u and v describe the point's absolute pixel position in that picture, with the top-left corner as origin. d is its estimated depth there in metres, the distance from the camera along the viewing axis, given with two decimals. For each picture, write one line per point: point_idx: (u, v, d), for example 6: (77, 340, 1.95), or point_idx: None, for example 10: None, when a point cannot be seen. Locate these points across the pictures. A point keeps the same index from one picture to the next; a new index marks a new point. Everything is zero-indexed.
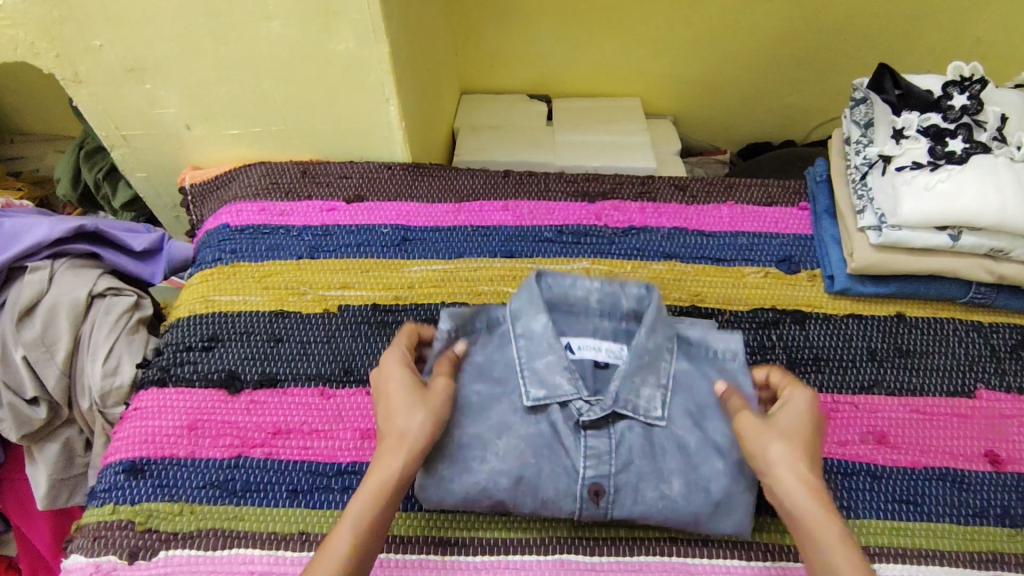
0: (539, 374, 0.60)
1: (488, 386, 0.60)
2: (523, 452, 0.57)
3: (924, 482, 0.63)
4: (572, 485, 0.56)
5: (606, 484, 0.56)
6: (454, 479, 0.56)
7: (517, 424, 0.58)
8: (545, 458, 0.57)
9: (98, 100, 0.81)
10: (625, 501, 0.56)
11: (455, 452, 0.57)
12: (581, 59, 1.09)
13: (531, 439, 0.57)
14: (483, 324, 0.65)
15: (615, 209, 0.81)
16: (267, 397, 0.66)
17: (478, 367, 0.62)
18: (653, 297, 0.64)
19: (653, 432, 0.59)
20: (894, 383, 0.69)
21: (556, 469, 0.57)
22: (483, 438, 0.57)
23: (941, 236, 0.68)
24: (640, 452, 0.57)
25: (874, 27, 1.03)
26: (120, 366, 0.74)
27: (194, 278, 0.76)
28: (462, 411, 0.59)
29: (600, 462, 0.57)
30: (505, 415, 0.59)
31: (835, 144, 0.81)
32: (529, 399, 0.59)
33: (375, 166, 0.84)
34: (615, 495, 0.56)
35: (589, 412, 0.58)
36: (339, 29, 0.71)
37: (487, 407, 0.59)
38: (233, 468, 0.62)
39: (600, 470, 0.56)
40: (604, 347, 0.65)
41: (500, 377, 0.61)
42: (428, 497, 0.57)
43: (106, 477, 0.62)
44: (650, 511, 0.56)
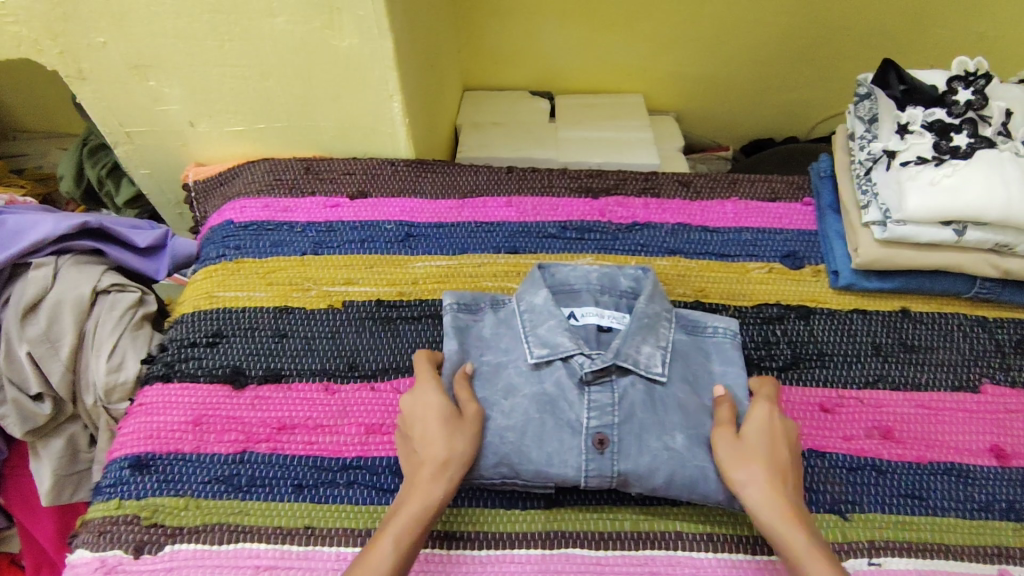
0: (542, 337, 0.61)
1: (496, 356, 0.62)
2: (526, 409, 0.58)
3: (928, 476, 0.63)
4: (575, 437, 0.57)
5: (610, 434, 0.56)
6: None
7: (521, 384, 0.60)
8: (548, 414, 0.58)
9: (102, 96, 0.81)
10: (628, 451, 0.56)
11: None
12: (583, 55, 1.09)
13: (534, 397, 0.59)
14: (489, 301, 0.67)
15: (618, 204, 0.81)
16: (272, 393, 0.66)
17: (484, 339, 0.64)
18: (648, 278, 0.66)
19: (653, 387, 0.59)
20: (899, 379, 0.69)
21: (559, 424, 0.57)
22: (489, 399, 0.59)
23: (946, 231, 0.68)
24: (643, 406, 0.58)
25: (876, 23, 1.03)
26: (124, 362, 0.74)
27: (198, 274, 0.76)
28: (472, 378, 0.61)
29: (603, 413, 0.58)
30: (510, 378, 0.60)
31: (840, 140, 0.81)
32: (532, 357, 0.61)
33: (378, 162, 0.84)
34: (620, 446, 0.56)
35: (591, 365, 0.59)
36: (343, 25, 0.71)
37: (493, 371, 0.61)
38: (238, 463, 0.62)
39: (604, 421, 0.57)
40: (607, 313, 0.66)
41: (506, 347, 0.63)
42: None
43: (111, 473, 0.62)
44: (656, 463, 0.55)
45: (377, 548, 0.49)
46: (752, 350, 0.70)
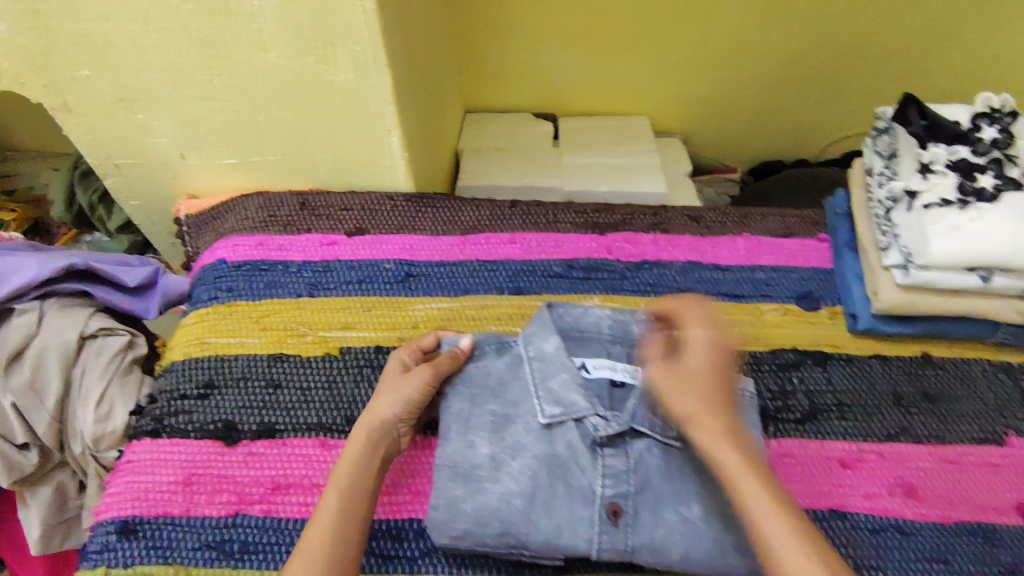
0: (554, 393, 0.58)
1: (502, 406, 0.60)
2: (536, 474, 0.55)
3: (955, 538, 0.60)
4: (586, 507, 0.53)
5: (624, 505, 0.54)
6: (466, 500, 0.54)
7: (530, 444, 0.57)
8: (558, 480, 0.55)
9: (89, 129, 0.78)
10: (643, 524, 0.53)
11: (469, 471, 0.56)
12: (589, 76, 1.05)
13: (544, 460, 0.55)
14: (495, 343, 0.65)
15: (626, 241, 0.78)
16: (266, 449, 0.63)
17: (491, 388, 0.61)
18: (665, 326, 0.64)
19: (671, 452, 0.56)
20: (922, 431, 0.66)
21: (570, 491, 0.54)
22: (498, 460, 0.56)
23: (972, 277, 0.64)
24: (659, 473, 0.55)
25: (890, 45, 1.00)
26: (113, 410, 0.71)
27: (189, 318, 0.73)
28: (480, 430, 0.58)
29: (618, 481, 0.54)
30: (518, 436, 0.57)
31: (856, 175, 0.78)
32: (543, 416, 0.57)
33: (376, 197, 0.81)
34: (635, 518, 0.53)
35: (606, 428, 0.56)
36: (338, 59, 0.68)
37: (501, 426, 0.58)
38: (231, 527, 0.59)
39: (618, 490, 0.54)
40: (620, 366, 0.62)
41: (513, 398, 0.60)
42: (438, 520, 0.54)
43: (98, 537, 0.59)
44: (671, 537, 0.52)
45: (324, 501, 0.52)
46: (768, 401, 0.67)
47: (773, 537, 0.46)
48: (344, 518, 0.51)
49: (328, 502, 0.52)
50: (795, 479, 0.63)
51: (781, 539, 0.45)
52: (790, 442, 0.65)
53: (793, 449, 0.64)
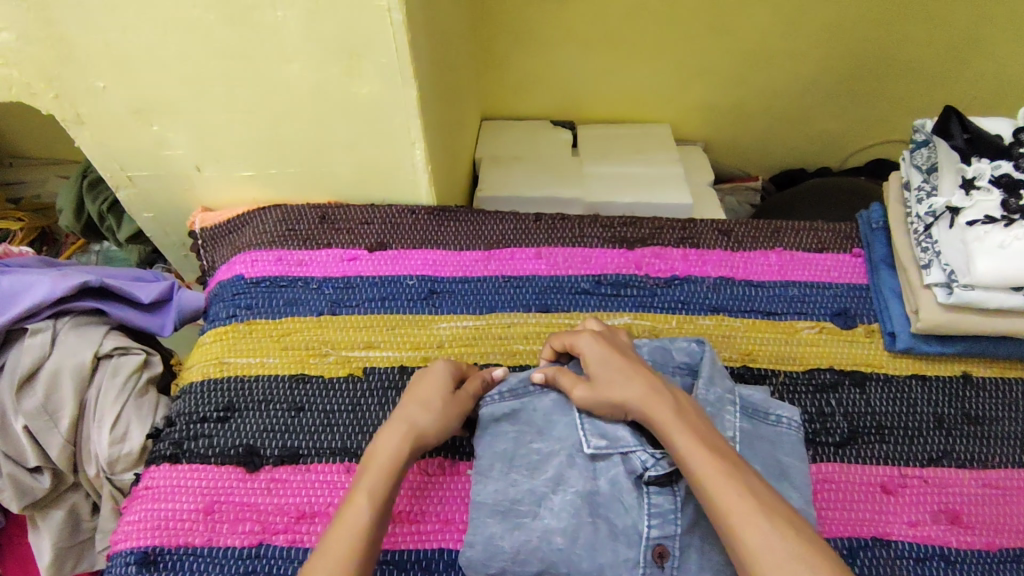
0: (598, 425, 0.56)
1: (546, 442, 0.57)
2: (577, 511, 0.53)
3: (1001, 567, 0.59)
4: (630, 548, 0.51)
5: (670, 546, 0.51)
6: (504, 537, 0.52)
7: (572, 479, 0.55)
8: (600, 519, 0.53)
9: (103, 141, 0.75)
10: (689, 566, 0.51)
11: (507, 508, 0.53)
12: (609, 84, 1.03)
13: (585, 496, 0.53)
14: (507, 389, 0.60)
15: (656, 256, 0.76)
16: (289, 475, 0.61)
17: (535, 424, 0.58)
18: (708, 354, 0.61)
19: None
20: (965, 455, 0.64)
21: (613, 532, 0.52)
22: (537, 494, 0.54)
23: (1017, 296, 0.62)
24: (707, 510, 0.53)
25: (919, 53, 0.98)
26: (128, 433, 0.69)
27: (207, 336, 0.71)
28: (519, 467, 0.56)
29: (664, 522, 0.51)
30: (559, 469, 0.55)
31: (892, 188, 0.76)
32: (588, 447, 0.55)
33: (397, 210, 0.78)
34: (681, 559, 0.51)
35: (656, 468, 0.53)
36: (363, 71, 0.66)
37: (541, 461, 0.56)
38: (255, 558, 0.57)
39: (665, 530, 0.51)
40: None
41: (558, 434, 0.57)
42: (474, 559, 0.52)
43: (116, 568, 0.57)
44: None
45: (355, 506, 0.49)
46: (806, 423, 0.65)
47: (722, 499, 0.45)
48: (373, 526, 0.48)
49: (356, 511, 0.48)
50: (839, 507, 0.60)
51: (728, 497, 0.45)
52: (832, 468, 0.63)
53: (833, 475, 0.62)
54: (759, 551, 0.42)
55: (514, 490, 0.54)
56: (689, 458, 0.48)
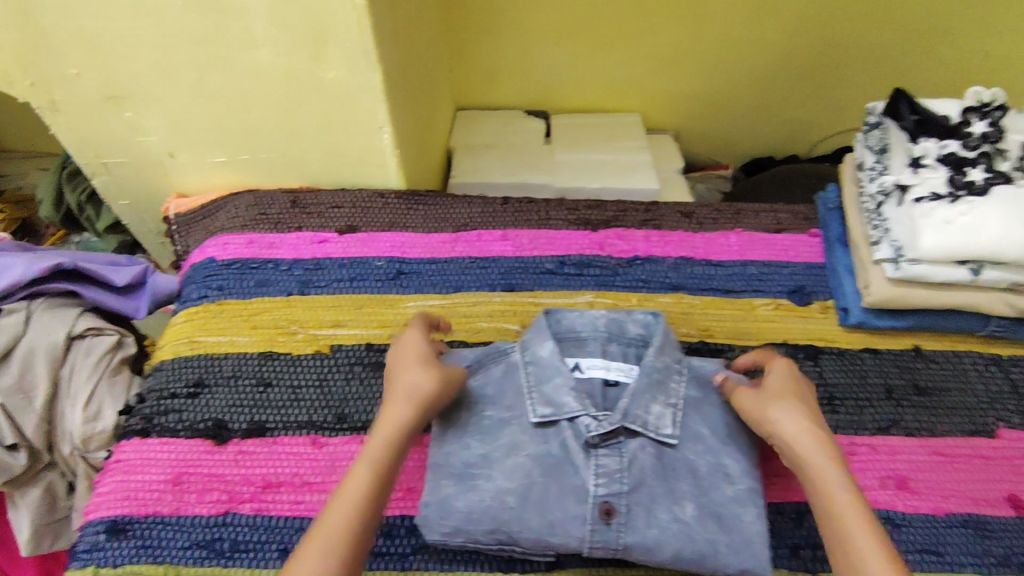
0: (548, 394, 0.59)
1: (498, 408, 0.60)
2: (530, 472, 0.56)
3: (947, 530, 0.60)
4: (580, 505, 0.55)
5: (617, 504, 0.54)
6: (459, 497, 0.55)
7: (525, 443, 0.58)
8: (552, 479, 0.56)
9: (78, 127, 0.77)
10: (637, 524, 0.54)
11: (462, 469, 0.57)
12: (581, 74, 1.05)
13: (538, 459, 0.57)
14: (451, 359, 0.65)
15: (618, 237, 0.78)
16: (256, 447, 0.63)
17: (486, 390, 0.61)
18: (660, 325, 0.64)
19: (664, 451, 0.57)
20: (914, 424, 0.66)
21: (564, 490, 0.55)
22: (491, 458, 0.57)
23: (962, 270, 0.65)
24: (653, 472, 0.56)
25: (881, 41, 1.00)
26: (102, 411, 0.71)
27: (178, 317, 0.72)
28: (474, 431, 0.59)
29: (611, 480, 0.55)
30: (513, 434, 0.58)
31: (847, 170, 0.78)
32: (536, 415, 0.59)
33: (367, 194, 0.80)
34: (628, 518, 0.54)
35: (597, 429, 0.57)
36: (328, 57, 0.67)
37: (496, 426, 0.59)
38: (221, 526, 0.59)
39: (611, 489, 0.55)
40: (614, 366, 0.63)
41: (508, 400, 0.60)
42: (430, 517, 0.55)
43: (86, 537, 0.59)
44: (664, 536, 0.54)
45: (356, 473, 0.51)
46: None
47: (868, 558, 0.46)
48: (373, 494, 0.50)
49: (357, 479, 0.50)
50: (789, 473, 0.62)
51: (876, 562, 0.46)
52: None
53: None
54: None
55: (466, 454, 0.58)
56: (843, 511, 0.49)
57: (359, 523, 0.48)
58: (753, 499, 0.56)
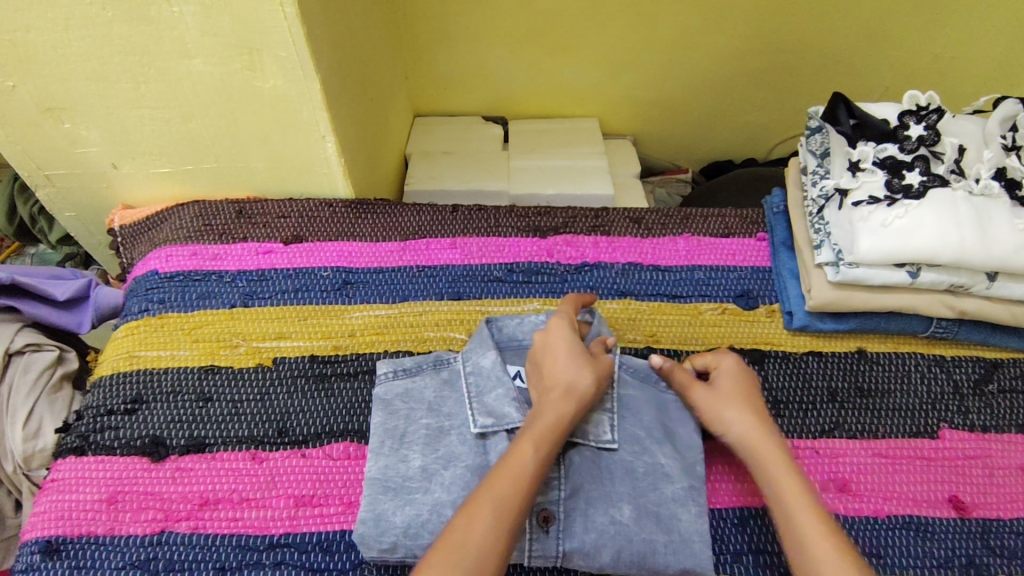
0: (488, 405, 0.60)
1: (436, 420, 0.60)
2: (467, 483, 0.56)
3: (887, 532, 0.61)
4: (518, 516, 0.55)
5: (555, 511, 0.55)
6: (395, 512, 0.55)
7: (463, 454, 0.58)
8: None
9: (16, 140, 0.76)
10: (574, 531, 0.54)
11: (398, 485, 0.57)
12: (537, 80, 1.05)
13: (476, 470, 0.57)
14: (389, 371, 0.64)
15: (567, 243, 0.78)
16: (194, 464, 0.62)
17: (425, 403, 0.62)
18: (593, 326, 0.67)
19: (602, 456, 0.58)
20: (856, 426, 0.66)
21: None
22: (429, 471, 0.57)
23: (900, 273, 0.66)
24: (589, 477, 0.57)
25: (832, 44, 1.01)
26: (42, 428, 0.70)
27: (119, 331, 0.71)
28: (414, 444, 0.59)
29: (549, 489, 0.56)
30: (451, 446, 0.59)
31: (792, 174, 0.79)
32: (475, 426, 0.59)
33: (314, 204, 0.79)
34: (565, 525, 0.54)
35: None
36: (265, 66, 0.67)
37: (435, 437, 0.59)
38: (156, 545, 0.58)
39: (549, 497, 0.55)
40: None
41: (447, 411, 0.61)
42: (366, 535, 0.54)
43: (21, 558, 0.58)
44: (602, 541, 0.54)
45: (520, 451, 0.52)
46: None
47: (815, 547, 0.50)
48: (537, 475, 0.51)
49: (524, 458, 0.52)
50: (731, 479, 0.62)
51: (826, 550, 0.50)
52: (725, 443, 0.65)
53: (727, 450, 0.64)
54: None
55: (404, 468, 0.57)
56: (795, 505, 0.53)
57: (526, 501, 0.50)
58: (693, 498, 0.57)
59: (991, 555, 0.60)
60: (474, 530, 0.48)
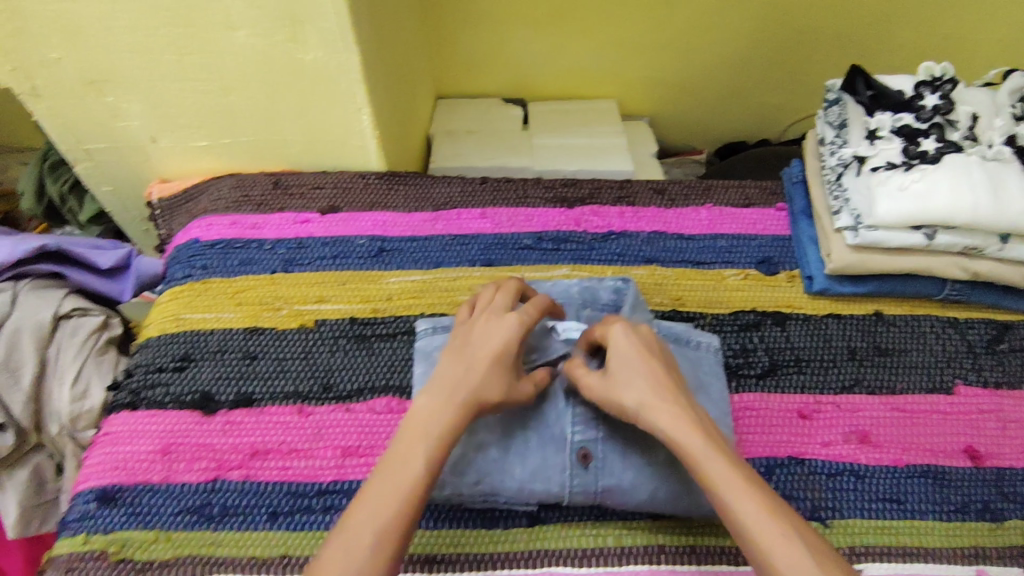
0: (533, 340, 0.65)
1: None
2: (510, 426, 0.60)
3: (905, 480, 0.63)
4: (559, 453, 0.58)
5: (593, 450, 0.58)
6: None
7: None
8: (532, 433, 0.59)
9: (59, 114, 0.78)
10: (611, 468, 0.57)
11: None
12: (556, 62, 1.08)
13: (517, 414, 0.60)
14: (428, 326, 0.67)
15: (594, 214, 0.81)
16: (243, 418, 0.65)
17: None
18: (630, 288, 0.69)
19: None
20: (875, 383, 0.69)
21: (543, 441, 0.59)
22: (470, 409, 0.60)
23: (917, 235, 0.69)
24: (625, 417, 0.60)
25: (845, 26, 1.04)
26: (89, 390, 0.72)
27: (164, 296, 0.74)
28: None
29: (587, 428, 0.59)
30: None
31: (809, 145, 0.82)
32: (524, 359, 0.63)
33: (348, 176, 0.82)
34: (603, 462, 0.58)
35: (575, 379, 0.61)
36: (307, 38, 0.69)
37: None
38: (210, 492, 0.60)
39: (587, 435, 0.59)
40: None
41: None
42: None
43: (77, 506, 0.60)
44: (639, 479, 0.57)
45: (408, 463, 0.49)
46: (729, 358, 0.70)
47: (755, 526, 0.46)
48: (425, 482, 0.49)
49: (412, 463, 0.49)
50: (759, 429, 0.65)
51: (769, 536, 0.46)
52: (752, 397, 0.68)
53: (754, 402, 0.67)
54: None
55: None
56: (721, 482, 0.49)
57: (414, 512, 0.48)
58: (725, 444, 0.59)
59: (1004, 501, 0.63)
60: (355, 548, 0.45)
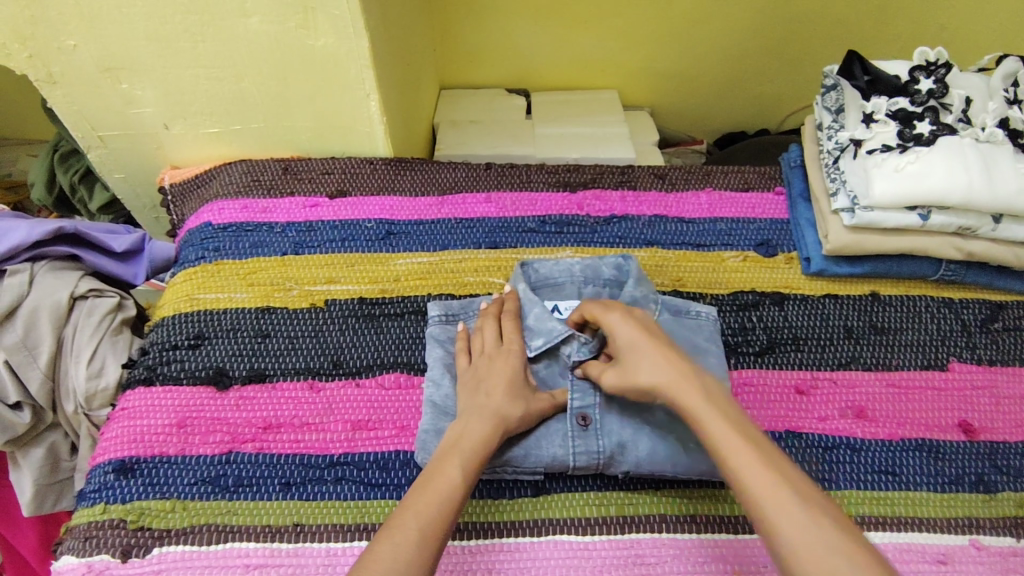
0: (533, 327, 0.67)
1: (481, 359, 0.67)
2: None
3: (901, 453, 0.65)
4: (563, 420, 0.62)
5: (591, 412, 0.61)
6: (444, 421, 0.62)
7: None
8: None
9: (73, 101, 0.79)
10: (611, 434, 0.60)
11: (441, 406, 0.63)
12: (559, 52, 1.10)
13: None
14: (440, 313, 0.70)
15: (596, 198, 0.83)
16: (257, 393, 0.66)
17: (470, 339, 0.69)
18: (630, 264, 0.71)
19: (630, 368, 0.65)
20: (871, 360, 0.71)
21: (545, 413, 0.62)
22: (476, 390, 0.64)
23: (912, 216, 0.70)
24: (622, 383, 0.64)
25: (844, 16, 1.05)
26: (105, 368, 0.74)
27: (177, 277, 0.76)
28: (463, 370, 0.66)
29: (586, 394, 0.62)
30: None
31: (807, 129, 0.84)
32: (532, 348, 0.66)
33: (356, 161, 0.84)
34: (602, 423, 0.61)
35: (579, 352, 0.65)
36: (318, 25, 0.71)
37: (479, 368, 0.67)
38: (225, 464, 0.62)
39: (585, 401, 0.62)
40: None
41: None
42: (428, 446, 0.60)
43: (95, 478, 0.61)
44: (637, 439, 0.60)
45: (445, 471, 0.52)
46: (728, 336, 0.72)
47: (747, 477, 0.48)
48: (462, 490, 0.52)
49: (449, 475, 0.52)
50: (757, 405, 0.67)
51: (760, 485, 0.47)
52: (750, 373, 0.69)
53: (753, 378, 0.69)
54: (785, 529, 0.45)
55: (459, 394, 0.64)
56: (719, 438, 0.50)
57: (449, 519, 0.50)
58: None
59: (998, 473, 0.64)
60: (401, 544, 0.47)
